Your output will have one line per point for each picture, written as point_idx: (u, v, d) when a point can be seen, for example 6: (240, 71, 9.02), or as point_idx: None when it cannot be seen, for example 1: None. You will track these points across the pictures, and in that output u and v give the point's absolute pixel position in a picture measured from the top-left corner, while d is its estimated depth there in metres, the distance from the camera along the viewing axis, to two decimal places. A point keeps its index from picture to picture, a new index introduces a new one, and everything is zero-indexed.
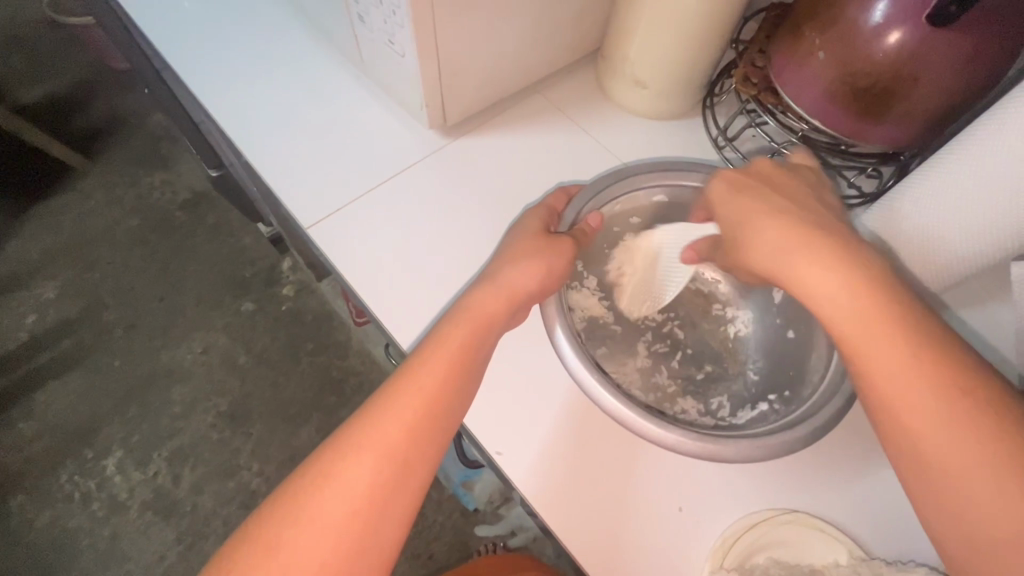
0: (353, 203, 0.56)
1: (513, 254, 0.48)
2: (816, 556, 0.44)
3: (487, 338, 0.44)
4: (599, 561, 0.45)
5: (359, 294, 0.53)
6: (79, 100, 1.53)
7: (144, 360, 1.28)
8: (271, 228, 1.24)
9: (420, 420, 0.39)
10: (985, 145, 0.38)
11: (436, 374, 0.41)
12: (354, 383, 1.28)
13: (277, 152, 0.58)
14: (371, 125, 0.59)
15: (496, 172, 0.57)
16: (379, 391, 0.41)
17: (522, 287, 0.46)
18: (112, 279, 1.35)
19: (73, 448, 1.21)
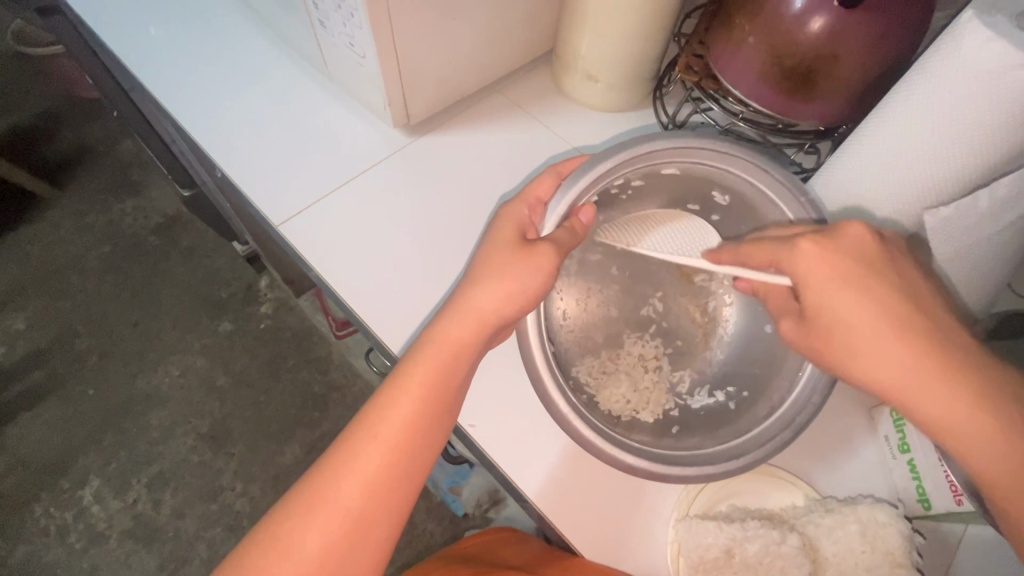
0: (323, 204, 0.58)
1: (483, 271, 0.45)
2: (773, 500, 0.50)
3: (454, 373, 0.44)
4: (577, 525, 0.50)
5: (337, 289, 0.54)
6: (45, 130, 1.52)
7: (120, 386, 1.25)
8: (246, 246, 1.24)
9: (384, 471, 0.40)
10: (923, 91, 0.40)
11: (401, 419, 0.41)
12: (337, 396, 1.27)
13: (248, 160, 0.60)
14: (339, 127, 0.62)
15: (463, 168, 0.60)
16: (345, 436, 0.42)
17: (489, 315, 0.44)
18: (85, 306, 1.33)
19: (48, 481, 1.17)
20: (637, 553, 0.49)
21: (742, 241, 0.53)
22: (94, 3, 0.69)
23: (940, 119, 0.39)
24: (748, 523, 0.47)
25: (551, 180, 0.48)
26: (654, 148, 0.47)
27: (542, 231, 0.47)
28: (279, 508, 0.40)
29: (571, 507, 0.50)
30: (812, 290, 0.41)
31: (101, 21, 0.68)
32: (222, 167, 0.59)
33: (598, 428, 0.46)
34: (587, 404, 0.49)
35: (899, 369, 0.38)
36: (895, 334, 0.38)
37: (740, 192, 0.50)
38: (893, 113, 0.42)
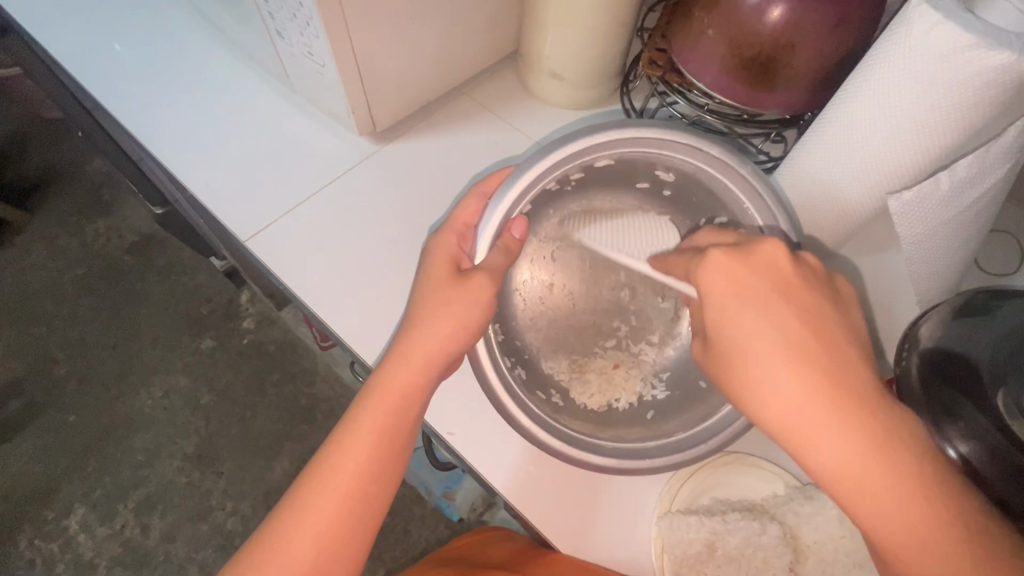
0: (277, 223, 0.57)
1: (426, 307, 0.44)
2: (754, 491, 0.50)
3: (409, 413, 0.43)
4: (559, 526, 0.50)
5: (313, 306, 0.54)
6: (11, 152, 1.48)
7: (102, 412, 1.23)
8: (225, 261, 1.22)
9: (339, 518, 0.41)
10: (901, 66, 0.38)
11: (352, 466, 0.42)
12: (325, 408, 1.26)
13: (212, 175, 0.59)
14: (303, 138, 0.61)
15: (430, 174, 0.59)
16: (300, 480, 0.43)
17: (436, 348, 0.43)
18: (61, 331, 1.31)
19: (31, 512, 1.14)
20: (621, 550, 0.50)
21: (704, 213, 0.49)
22: (45, 22, 0.67)
23: (919, 112, 0.39)
24: (729, 515, 0.48)
25: (474, 203, 0.48)
26: (577, 149, 0.44)
27: (477, 258, 0.45)
28: (238, 562, 0.41)
29: (553, 511, 0.50)
30: (731, 331, 0.38)
31: (56, 41, 0.66)
32: (189, 187, 0.58)
33: (565, 434, 0.47)
34: (559, 406, 0.49)
35: (824, 414, 0.35)
36: (809, 380, 0.36)
37: (683, 170, 0.47)
38: (864, 110, 0.42)
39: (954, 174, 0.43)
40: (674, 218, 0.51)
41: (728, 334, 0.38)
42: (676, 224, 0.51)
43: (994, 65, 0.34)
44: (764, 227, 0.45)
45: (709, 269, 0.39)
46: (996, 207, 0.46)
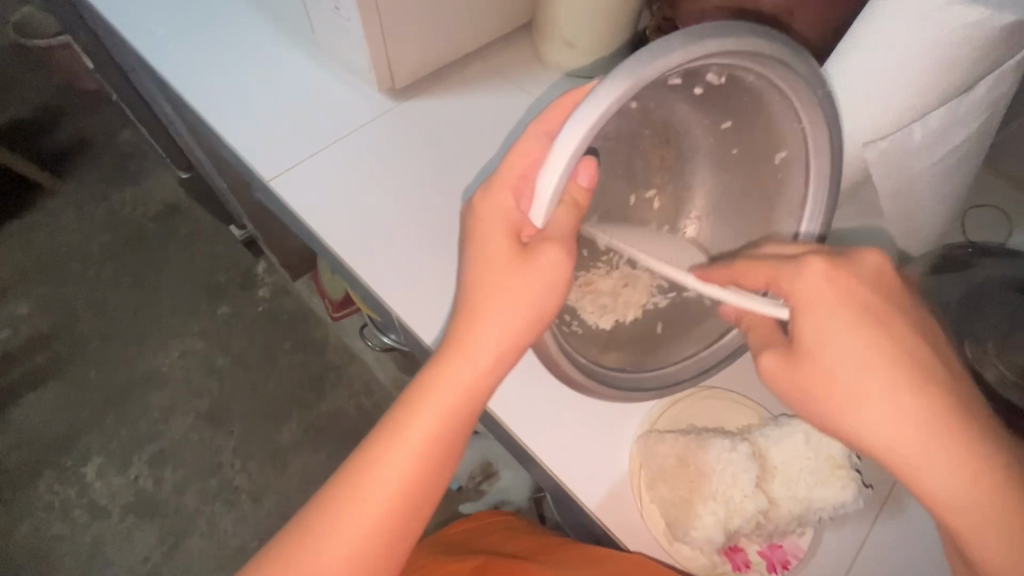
0: (301, 165, 0.60)
1: (490, 293, 0.41)
2: (730, 420, 0.52)
3: (457, 414, 0.43)
4: (544, 441, 0.52)
5: (332, 248, 0.57)
6: (48, 123, 1.56)
7: (122, 368, 1.28)
8: (246, 230, 1.29)
9: (386, 514, 0.42)
10: (892, 24, 0.41)
11: (400, 464, 0.42)
12: (334, 376, 1.30)
13: (241, 120, 0.63)
14: (327, 92, 0.64)
15: (446, 129, 0.63)
16: (343, 472, 0.44)
17: (501, 342, 0.42)
18: (87, 292, 1.36)
19: (51, 458, 1.19)
20: (604, 467, 0.51)
21: (728, 114, 0.42)
22: None
23: (915, 68, 0.42)
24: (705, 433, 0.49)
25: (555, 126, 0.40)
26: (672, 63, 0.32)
27: (537, 224, 0.37)
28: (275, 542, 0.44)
29: (545, 431, 0.53)
30: (812, 331, 0.38)
31: None
32: (221, 132, 0.62)
33: (585, 367, 0.45)
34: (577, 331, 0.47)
35: (891, 421, 0.36)
36: (880, 368, 0.37)
37: (757, 91, 0.40)
38: (858, 80, 0.44)
39: (928, 125, 0.43)
40: (692, 115, 0.43)
41: (809, 341, 0.38)
42: (685, 124, 0.43)
43: (978, 19, 0.38)
44: (816, 155, 0.43)
45: (807, 274, 0.39)
46: (967, 180, 0.50)
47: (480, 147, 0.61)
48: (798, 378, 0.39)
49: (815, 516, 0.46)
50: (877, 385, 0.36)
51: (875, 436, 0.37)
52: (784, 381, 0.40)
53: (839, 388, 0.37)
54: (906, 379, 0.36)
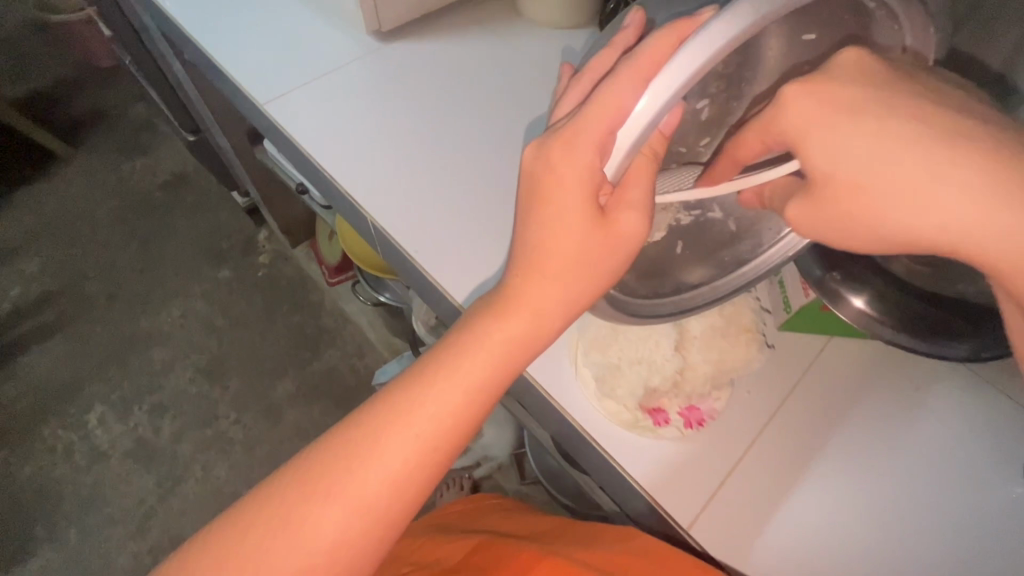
0: (290, 93, 0.63)
1: (551, 245, 0.36)
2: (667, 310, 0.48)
3: (490, 390, 0.38)
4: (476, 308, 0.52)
5: (312, 158, 0.59)
6: (64, 95, 1.63)
7: (126, 324, 1.34)
8: (248, 197, 1.35)
9: (408, 469, 0.37)
10: None
11: (433, 417, 0.37)
12: (328, 338, 1.35)
13: (235, 52, 0.65)
14: (318, 31, 0.67)
15: (429, 67, 0.66)
16: (366, 418, 0.37)
17: (553, 301, 0.37)
18: (95, 253, 1.43)
19: (56, 405, 1.25)
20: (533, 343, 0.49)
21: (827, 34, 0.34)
22: None
23: None
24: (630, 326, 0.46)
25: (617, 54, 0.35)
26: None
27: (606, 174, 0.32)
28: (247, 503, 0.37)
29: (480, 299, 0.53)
30: (821, 152, 0.32)
31: None
32: (213, 57, 0.65)
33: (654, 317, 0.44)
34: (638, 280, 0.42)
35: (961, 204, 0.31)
36: (917, 153, 0.31)
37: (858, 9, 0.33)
38: None
39: None
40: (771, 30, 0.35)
41: (822, 167, 0.32)
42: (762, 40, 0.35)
43: None
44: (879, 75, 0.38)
45: (796, 98, 0.31)
46: None
47: (460, 84, 0.65)
48: (826, 214, 0.34)
49: (728, 375, 0.47)
50: (915, 169, 0.31)
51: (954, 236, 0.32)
52: (815, 219, 0.34)
53: (880, 194, 0.32)
54: (951, 153, 0.31)
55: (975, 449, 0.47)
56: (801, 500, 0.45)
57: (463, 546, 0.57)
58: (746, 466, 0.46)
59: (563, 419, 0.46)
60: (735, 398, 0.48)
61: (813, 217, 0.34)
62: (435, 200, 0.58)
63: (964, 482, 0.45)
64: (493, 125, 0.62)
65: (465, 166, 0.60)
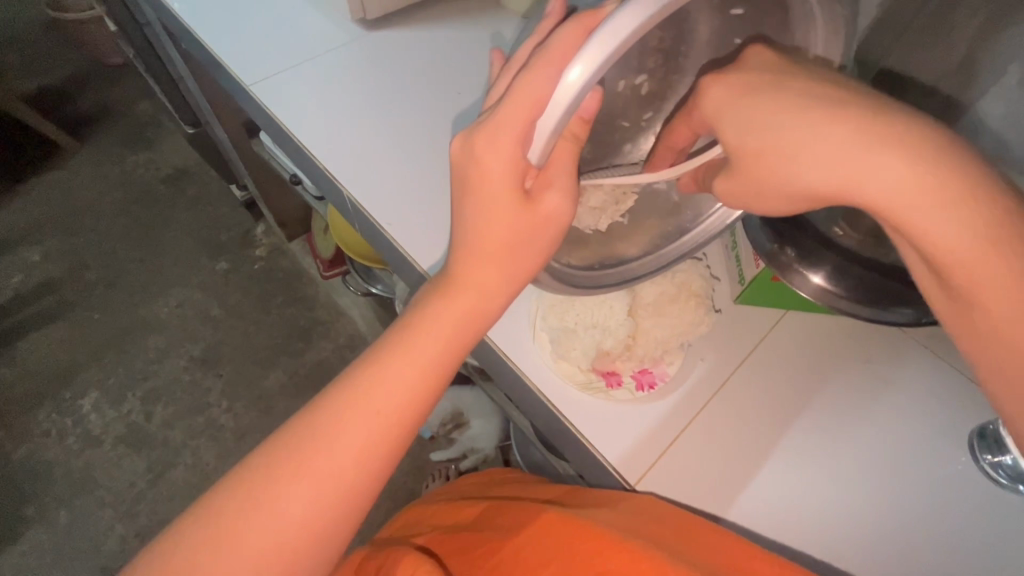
0: (276, 75, 0.65)
1: (490, 226, 0.37)
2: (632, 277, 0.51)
3: (442, 369, 0.39)
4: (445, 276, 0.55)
5: (294, 137, 0.62)
6: (72, 90, 1.68)
7: (123, 313, 1.37)
8: (246, 190, 1.37)
9: (371, 446, 0.37)
10: None
11: (394, 392, 0.37)
12: (321, 330, 1.37)
13: (225, 36, 0.68)
14: (306, 18, 0.70)
15: (411, 53, 0.68)
16: (326, 400, 0.38)
17: (495, 276, 0.38)
18: (96, 243, 1.46)
19: (52, 390, 1.27)
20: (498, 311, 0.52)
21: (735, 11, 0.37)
22: None
23: None
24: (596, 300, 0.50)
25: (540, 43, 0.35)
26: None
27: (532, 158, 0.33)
28: (202, 509, 0.35)
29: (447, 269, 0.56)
30: (746, 128, 0.35)
31: None
32: (202, 39, 0.67)
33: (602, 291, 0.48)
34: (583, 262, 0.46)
35: (885, 170, 0.32)
36: (835, 126, 0.33)
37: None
38: None
39: None
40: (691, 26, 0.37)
41: (751, 143, 0.35)
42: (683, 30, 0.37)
43: None
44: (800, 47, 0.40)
45: (715, 90, 0.36)
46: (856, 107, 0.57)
47: (441, 70, 0.67)
48: (754, 183, 0.36)
49: (679, 341, 0.50)
50: (831, 142, 0.33)
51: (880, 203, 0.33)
52: (749, 192, 0.37)
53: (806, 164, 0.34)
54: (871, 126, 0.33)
55: (920, 420, 0.49)
56: (749, 456, 0.47)
57: (472, 510, 0.54)
58: (698, 424, 0.48)
59: (521, 380, 0.49)
60: (689, 362, 0.51)
61: (743, 189, 0.37)
62: (411, 179, 0.60)
63: (906, 448, 0.48)
64: (465, 107, 0.65)
65: (441, 148, 0.62)
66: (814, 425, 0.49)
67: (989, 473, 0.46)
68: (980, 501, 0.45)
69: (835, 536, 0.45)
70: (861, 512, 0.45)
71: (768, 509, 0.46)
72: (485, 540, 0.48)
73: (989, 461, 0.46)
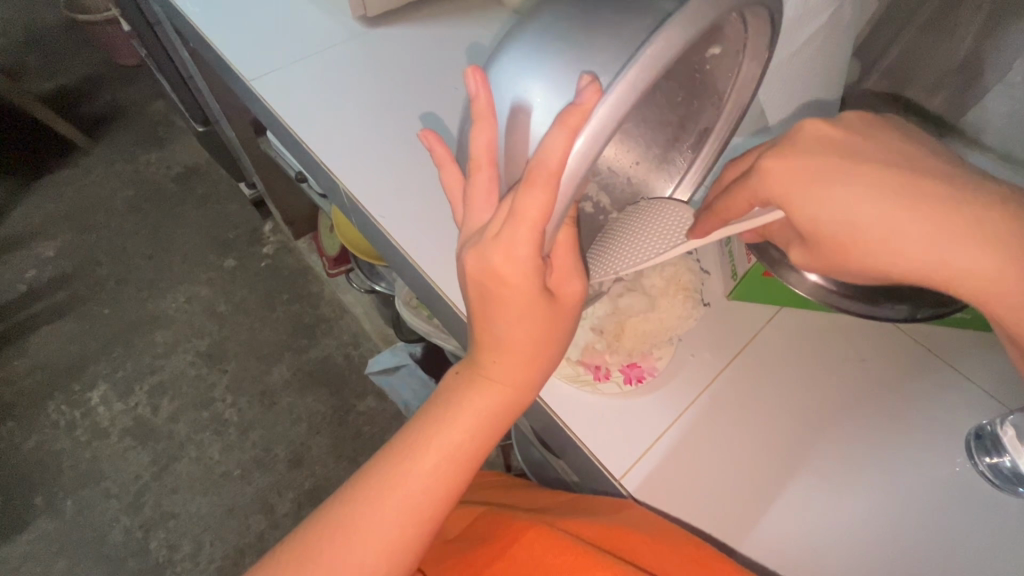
0: (277, 71, 0.66)
1: (521, 319, 0.35)
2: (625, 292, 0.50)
3: (472, 457, 0.38)
4: (439, 269, 0.56)
5: (292, 131, 0.63)
6: (88, 89, 1.72)
7: (132, 308, 1.39)
8: (254, 189, 1.39)
9: (403, 530, 0.37)
10: None
11: (422, 477, 0.37)
12: (325, 328, 1.38)
13: (228, 32, 0.69)
14: (308, 15, 0.71)
15: (410, 49, 0.69)
16: (358, 480, 0.38)
17: (525, 361, 0.38)
18: (107, 240, 1.48)
19: (62, 382, 1.30)
20: None
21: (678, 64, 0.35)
22: None
23: None
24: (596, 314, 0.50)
25: (495, 128, 0.32)
26: (678, 41, 0.28)
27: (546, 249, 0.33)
28: None
29: (441, 261, 0.56)
30: (823, 211, 0.37)
31: None
32: (208, 37, 0.68)
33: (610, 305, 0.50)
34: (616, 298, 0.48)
35: (969, 249, 0.34)
36: (915, 211, 0.35)
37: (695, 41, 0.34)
38: None
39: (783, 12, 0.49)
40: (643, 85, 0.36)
41: (827, 226, 0.37)
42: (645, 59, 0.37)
43: None
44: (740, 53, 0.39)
45: (780, 175, 0.37)
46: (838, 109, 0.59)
47: (440, 68, 0.68)
48: (831, 259, 0.38)
49: (669, 335, 0.49)
50: (912, 225, 0.35)
51: (966, 280, 0.35)
52: (821, 262, 0.39)
53: (889, 245, 0.36)
54: (947, 210, 0.35)
55: (937, 441, 0.48)
56: (777, 489, 0.46)
57: (459, 520, 0.53)
58: (698, 432, 0.48)
59: None
60: (679, 358, 0.50)
61: (814, 260, 0.40)
62: (406, 173, 0.61)
63: (944, 473, 0.46)
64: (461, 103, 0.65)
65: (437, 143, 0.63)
66: (835, 453, 0.48)
67: (986, 475, 0.45)
68: (980, 508, 0.45)
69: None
70: (906, 555, 0.43)
71: (788, 535, 0.44)
72: (471, 548, 0.46)
73: (986, 465, 0.45)
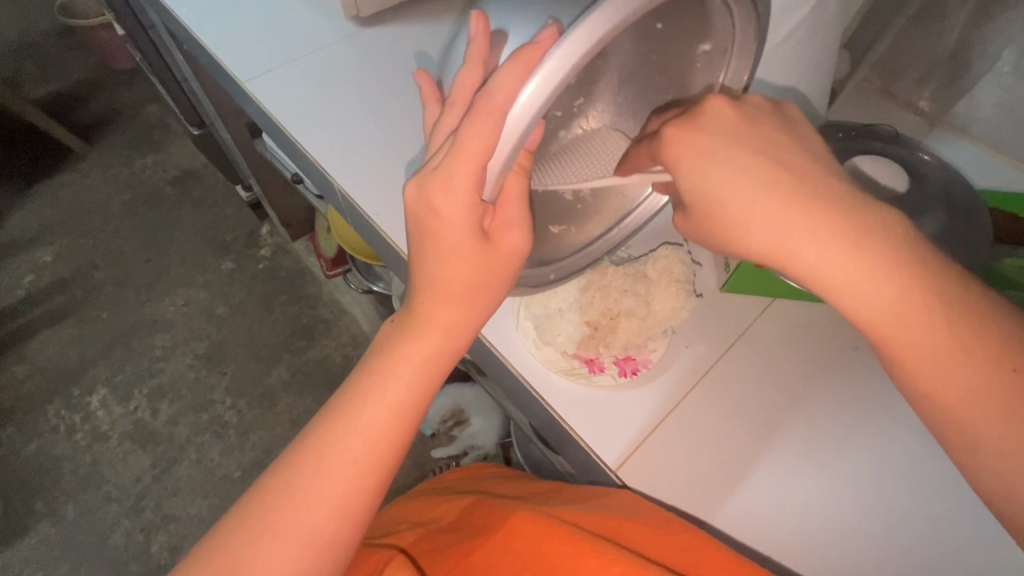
0: (271, 71, 0.67)
1: (449, 261, 0.37)
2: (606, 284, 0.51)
3: (417, 408, 0.39)
4: None
5: (287, 131, 0.63)
6: (83, 94, 1.71)
7: (130, 311, 1.39)
8: (251, 191, 1.40)
9: (352, 486, 0.37)
10: None
11: (369, 430, 0.38)
12: (324, 329, 1.38)
13: (222, 34, 0.69)
14: (301, 15, 0.71)
15: (404, 49, 0.69)
16: (309, 436, 0.39)
17: (462, 313, 0.39)
18: (104, 244, 1.48)
19: (60, 387, 1.30)
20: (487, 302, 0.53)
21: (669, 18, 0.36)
22: None
23: None
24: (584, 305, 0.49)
25: (476, 71, 0.33)
26: None
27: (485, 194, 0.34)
28: (201, 551, 0.37)
29: None
30: (828, 265, 0.34)
31: None
32: (201, 39, 0.68)
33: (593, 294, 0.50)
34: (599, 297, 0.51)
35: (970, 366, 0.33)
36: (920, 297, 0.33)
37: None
38: None
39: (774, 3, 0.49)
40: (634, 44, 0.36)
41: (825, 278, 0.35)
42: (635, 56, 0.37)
43: None
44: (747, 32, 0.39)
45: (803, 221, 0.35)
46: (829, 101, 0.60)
47: None
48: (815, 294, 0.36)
49: (663, 328, 0.50)
50: (911, 314, 0.34)
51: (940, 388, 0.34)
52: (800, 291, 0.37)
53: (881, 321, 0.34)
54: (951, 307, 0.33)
55: (897, 417, 0.49)
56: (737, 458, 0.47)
57: (452, 509, 0.53)
58: (673, 409, 0.48)
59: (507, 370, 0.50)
60: (673, 350, 0.51)
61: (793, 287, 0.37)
62: (401, 172, 0.61)
63: (909, 453, 0.47)
64: None
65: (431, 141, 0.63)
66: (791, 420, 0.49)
67: None
68: (963, 496, 0.45)
69: (831, 544, 0.44)
70: (860, 528, 0.44)
71: (743, 499, 0.46)
72: (467, 538, 0.47)
73: None
